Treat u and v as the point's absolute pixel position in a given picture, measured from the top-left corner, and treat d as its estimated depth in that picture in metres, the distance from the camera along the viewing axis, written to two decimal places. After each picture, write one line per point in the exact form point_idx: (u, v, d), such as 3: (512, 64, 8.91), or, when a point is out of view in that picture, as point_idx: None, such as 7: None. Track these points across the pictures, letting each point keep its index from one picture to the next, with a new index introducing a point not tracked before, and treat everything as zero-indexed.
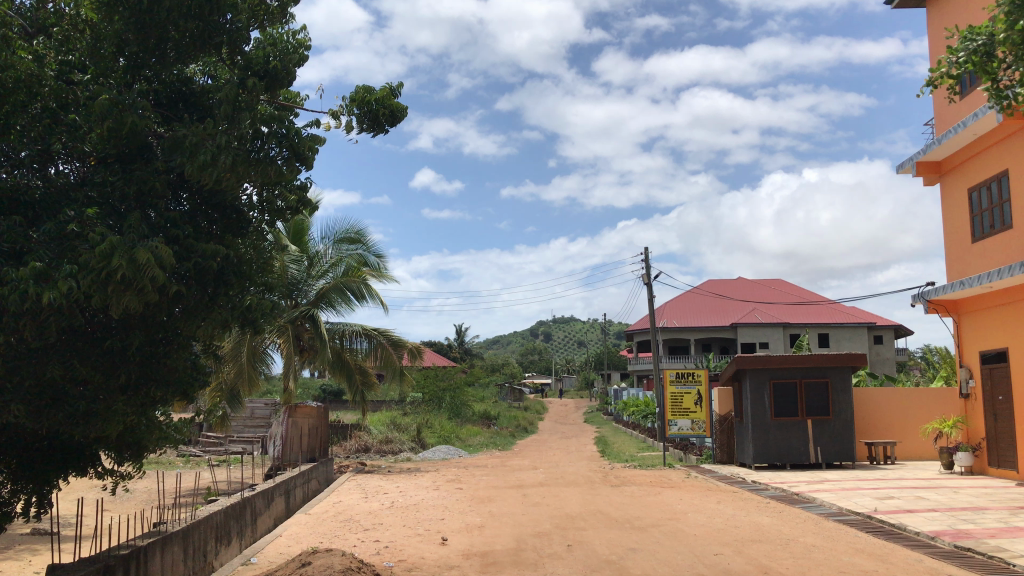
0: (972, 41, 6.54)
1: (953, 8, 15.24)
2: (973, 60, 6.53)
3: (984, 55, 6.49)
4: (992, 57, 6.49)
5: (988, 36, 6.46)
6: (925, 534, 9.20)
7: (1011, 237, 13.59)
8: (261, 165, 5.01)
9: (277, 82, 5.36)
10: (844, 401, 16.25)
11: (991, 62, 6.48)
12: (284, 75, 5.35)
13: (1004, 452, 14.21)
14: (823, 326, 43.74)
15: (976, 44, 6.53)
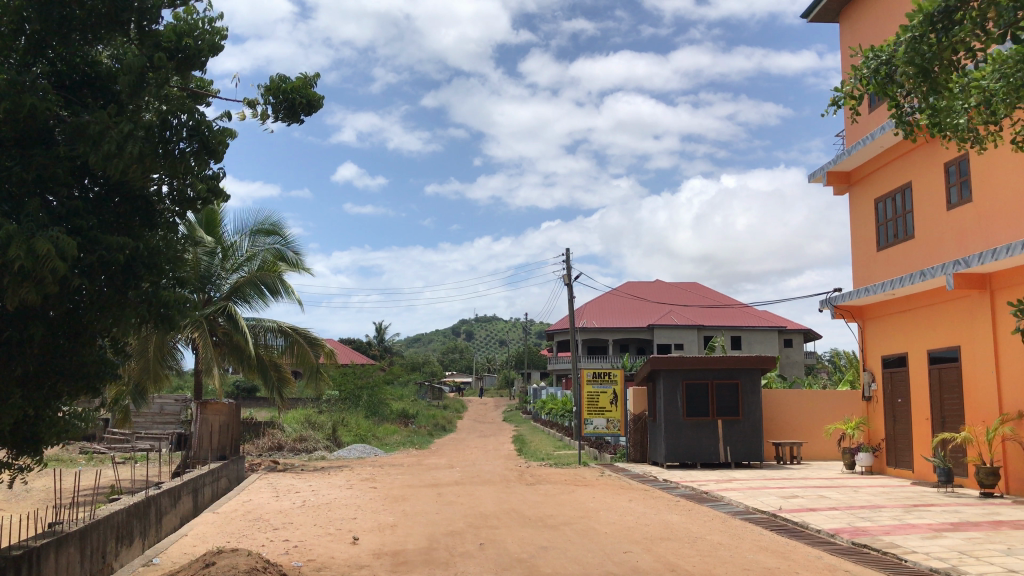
0: (876, 58, 6.09)
1: (864, 25, 15.82)
2: (875, 84, 6.24)
3: (885, 77, 6.04)
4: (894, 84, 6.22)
5: (892, 59, 6.13)
6: (826, 531, 9.52)
7: (913, 247, 14.18)
8: (173, 159, 4.94)
9: (191, 64, 5.33)
10: (753, 402, 16.70)
11: (892, 84, 6.02)
12: (199, 56, 5.29)
13: (902, 453, 14.80)
14: (735, 329, 44.94)
15: (878, 67, 6.05)
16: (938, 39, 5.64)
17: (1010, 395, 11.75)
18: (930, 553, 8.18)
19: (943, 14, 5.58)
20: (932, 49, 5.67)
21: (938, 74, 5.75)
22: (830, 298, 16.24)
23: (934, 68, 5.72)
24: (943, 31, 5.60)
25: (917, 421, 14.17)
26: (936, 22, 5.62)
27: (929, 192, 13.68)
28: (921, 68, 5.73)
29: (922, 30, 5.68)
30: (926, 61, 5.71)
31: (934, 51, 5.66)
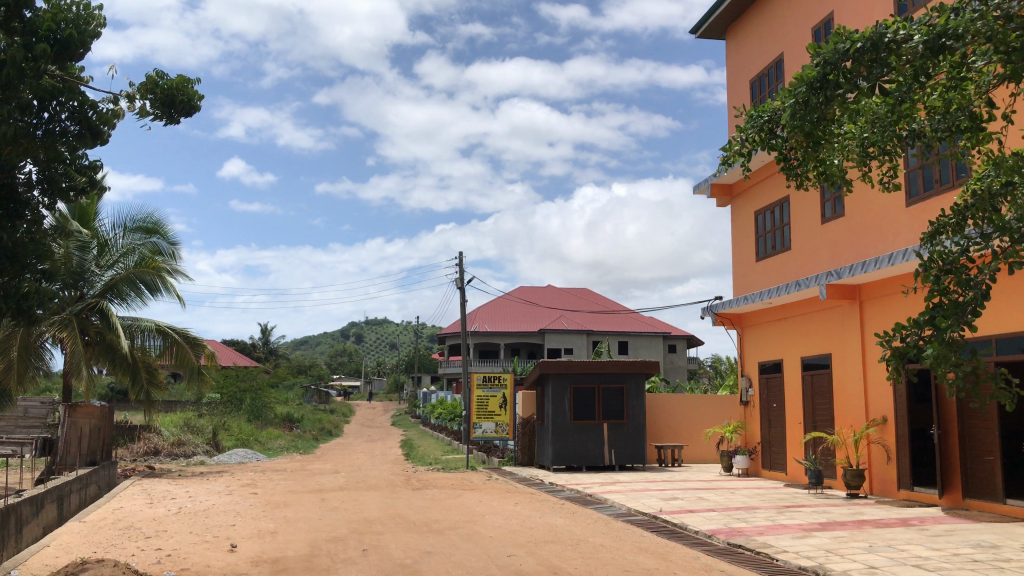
0: (758, 118, 5.35)
1: (750, 46, 16.45)
2: (758, 140, 5.34)
3: (769, 136, 5.31)
4: (776, 136, 5.29)
5: (772, 113, 5.30)
6: (703, 532, 9.80)
7: (790, 258, 14.80)
8: (51, 143, 5.03)
9: (68, 54, 5.17)
10: (637, 406, 17.12)
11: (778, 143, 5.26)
12: (77, 47, 5.16)
13: (776, 456, 15.41)
14: (623, 334, 45.86)
15: (758, 124, 5.35)
16: (819, 102, 4.74)
17: (876, 401, 12.39)
18: (799, 552, 8.54)
19: (821, 77, 4.72)
20: (815, 114, 4.76)
21: (823, 131, 4.90)
22: (712, 305, 16.80)
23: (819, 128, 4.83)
24: (823, 94, 4.70)
25: (791, 425, 14.79)
26: (817, 88, 4.75)
27: (806, 208, 14.30)
28: (806, 131, 4.83)
29: (805, 95, 4.78)
30: (812, 124, 4.80)
31: (819, 109, 4.76)
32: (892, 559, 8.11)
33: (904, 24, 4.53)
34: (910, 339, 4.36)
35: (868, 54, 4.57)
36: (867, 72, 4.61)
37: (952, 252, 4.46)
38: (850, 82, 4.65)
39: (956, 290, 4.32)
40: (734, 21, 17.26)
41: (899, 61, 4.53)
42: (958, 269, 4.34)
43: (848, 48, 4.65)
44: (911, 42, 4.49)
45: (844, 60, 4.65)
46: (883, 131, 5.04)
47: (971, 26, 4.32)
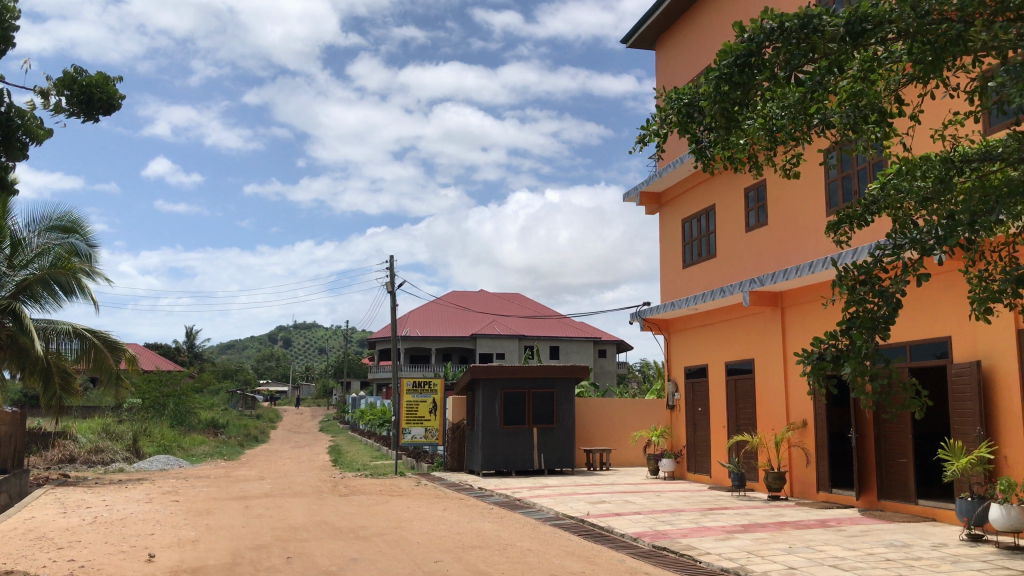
0: (677, 101, 5.28)
1: (677, 60, 16.84)
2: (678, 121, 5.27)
3: (687, 114, 5.23)
4: (694, 116, 5.21)
5: (693, 96, 5.21)
6: (629, 535, 9.93)
7: (715, 265, 15.10)
8: None
9: None
10: (567, 410, 17.26)
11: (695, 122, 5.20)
12: None
13: (701, 460, 15.67)
14: (554, 339, 46.15)
15: (678, 105, 5.27)
16: (742, 80, 4.72)
17: (796, 405, 12.72)
18: (722, 554, 8.72)
19: (745, 56, 4.68)
20: (735, 89, 4.76)
21: (740, 112, 4.92)
22: (640, 311, 17.01)
23: (737, 106, 4.84)
24: (743, 76, 4.70)
25: (716, 428, 15.08)
26: (742, 64, 4.70)
27: (730, 217, 14.62)
28: (724, 108, 4.83)
29: (727, 70, 4.74)
30: (732, 100, 4.80)
31: (741, 90, 4.75)
32: (811, 559, 8.34)
33: (827, 10, 4.51)
34: (826, 355, 4.46)
35: (792, 36, 4.55)
36: (785, 62, 4.60)
37: (867, 261, 4.65)
38: (769, 66, 4.64)
39: (870, 302, 4.50)
40: (663, 32, 17.58)
41: (818, 49, 4.56)
42: (872, 281, 4.54)
43: (777, 28, 4.60)
44: (830, 23, 4.50)
45: (767, 40, 4.63)
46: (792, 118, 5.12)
47: (890, 14, 4.36)
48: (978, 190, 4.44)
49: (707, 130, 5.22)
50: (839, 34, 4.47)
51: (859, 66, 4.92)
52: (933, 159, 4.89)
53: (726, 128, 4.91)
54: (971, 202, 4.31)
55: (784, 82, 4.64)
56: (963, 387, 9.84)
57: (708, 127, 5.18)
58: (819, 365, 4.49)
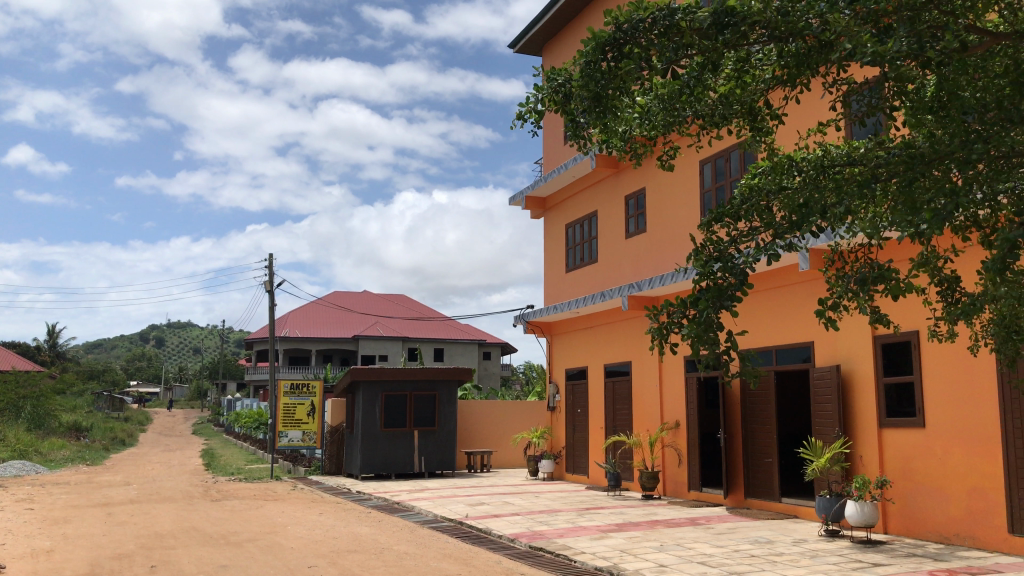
0: (553, 80, 4.96)
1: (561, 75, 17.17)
2: (553, 102, 4.95)
3: (562, 98, 4.94)
4: (569, 101, 4.93)
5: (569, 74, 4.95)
6: (506, 536, 9.99)
7: (596, 269, 15.42)
8: None
9: None
10: (447, 413, 17.23)
11: (570, 107, 4.90)
12: None
13: (579, 460, 15.95)
14: (438, 342, 45.96)
15: (554, 85, 4.96)
16: (613, 67, 4.64)
17: (670, 406, 13.10)
18: (595, 553, 8.89)
19: (613, 44, 4.60)
20: (604, 78, 4.66)
21: (614, 101, 4.73)
22: (524, 313, 17.15)
23: (610, 96, 4.71)
24: (618, 66, 4.61)
25: (594, 430, 15.38)
26: (607, 52, 4.63)
27: (611, 221, 14.97)
28: (595, 97, 4.70)
29: (592, 56, 4.64)
30: (601, 88, 4.68)
31: (612, 79, 4.65)
32: (680, 557, 8.59)
33: (694, 3, 4.50)
34: (670, 319, 4.40)
35: (662, 25, 4.51)
36: (659, 54, 4.53)
37: (723, 241, 4.57)
38: (645, 56, 4.57)
39: (721, 275, 4.44)
40: (551, 38, 17.77)
41: (693, 44, 4.50)
42: (726, 258, 4.47)
43: (646, 19, 4.56)
44: (697, 16, 4.47)
45: (637, 32, 4.57)
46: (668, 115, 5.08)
47: (755, 10, 4.35)
48: (831, 185, 4.66)
49: (583, 116, 4.86)
50: (705, 25, 4.44)
51: (733, 65, 4.95)
52: (796, 169, 5.07)
53: (599, 115, 4.76)
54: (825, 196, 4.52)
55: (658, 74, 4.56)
56: (824, 390, 10.35)
57: (584, 115, 4.86)
58: (662, 327, 4.47)
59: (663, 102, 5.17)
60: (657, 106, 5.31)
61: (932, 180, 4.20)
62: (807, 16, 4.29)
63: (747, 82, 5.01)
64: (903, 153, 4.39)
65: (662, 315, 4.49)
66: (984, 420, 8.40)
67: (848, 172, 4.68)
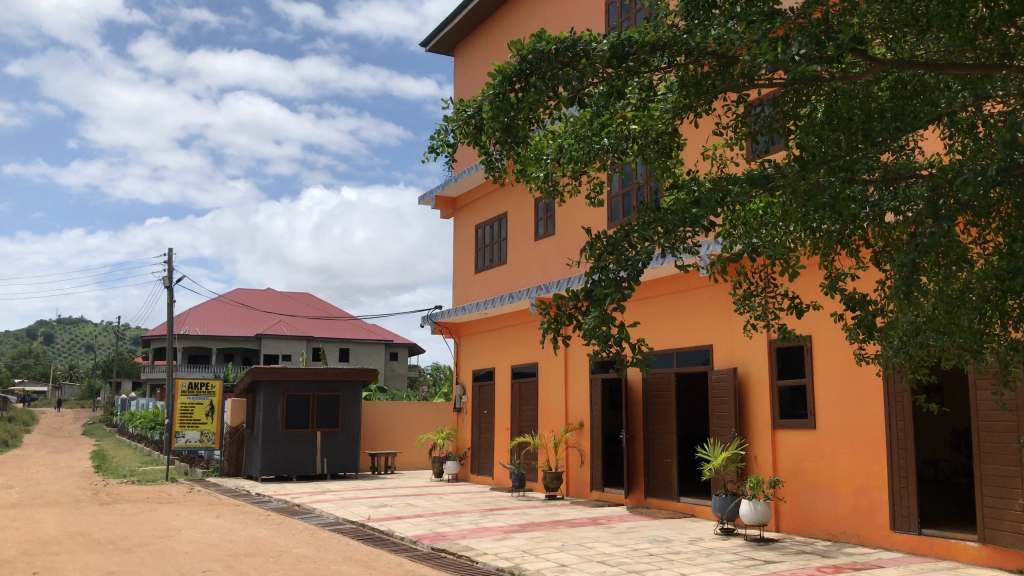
0: (467, 110, 4.93)
1: (472, 76, 17.20)
2: (466, 134, 4.91)
3: (475, 129, 4.89)
4: (481, 133, 4.92)
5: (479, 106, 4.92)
6: (408, 538, 9.92)
7: (504, 271, 15.49)
8: None
9: None
10: (352, 413, 17.01)
11: (484, 137, 4.88)
12: None
13: (484, 462, 15.99)
14: (344, 342, 45.29)
15: (464, 117, 4.93)
16: (518, 99, 4.60)
17: (575, 407, 13.26)
18: (498, 554, 8.91)
19: (520, 75, 4.58)
20: (513, 109, 4.60)
21: (522, 131, 4.69)
22: (431, 314, 17.05)
23: (519, 127, 4.68)
24: (525, 98, 4.55)
25: (499, 431, 15.43)
26: (514, 84, 4.59)
27: (520, 224, 15.07)
28: (505, 129, 4.67)
29: (500, 88, 4.59)
30: (511, 119, 4.63)
31: (520, 112, 4.60)
32: (580, 556, 8.71)
33: (595, 36, 4.51)
34: (562, 309, 4.41)
35: (564, 61, 4.52)
36: (565, 82, 4.56)
37: (617, 236, 4.61)
38: (548, 88, 4.54)
39: (614, 268, 4.48)
40: (463, 38, 17.74)
41: (595, 73, 4.51)
42: (619, 251, 4.55)
43: (548, 49, 4.56)
44: (597, 50, 4.48)
45: (542, 63, 4.55)
46: (583, 143, 5.16)
47: (662, 38, 4.44)
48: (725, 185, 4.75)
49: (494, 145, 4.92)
50: (605, 58, 4.43)
51: (638, 93, 4.86)
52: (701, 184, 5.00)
53: (508, 144, 4.73)
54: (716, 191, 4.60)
55: (565, 105, 4.59)
56: (721, 392, 10.66)
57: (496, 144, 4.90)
58: (556, 319, 4.45)
59: (572, 136, 5.25)
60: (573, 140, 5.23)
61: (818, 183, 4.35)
62: (703, 42, 4.36)
63: (649, 119, 4.94)
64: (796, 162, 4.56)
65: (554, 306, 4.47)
66: (871, 422, 8.78)
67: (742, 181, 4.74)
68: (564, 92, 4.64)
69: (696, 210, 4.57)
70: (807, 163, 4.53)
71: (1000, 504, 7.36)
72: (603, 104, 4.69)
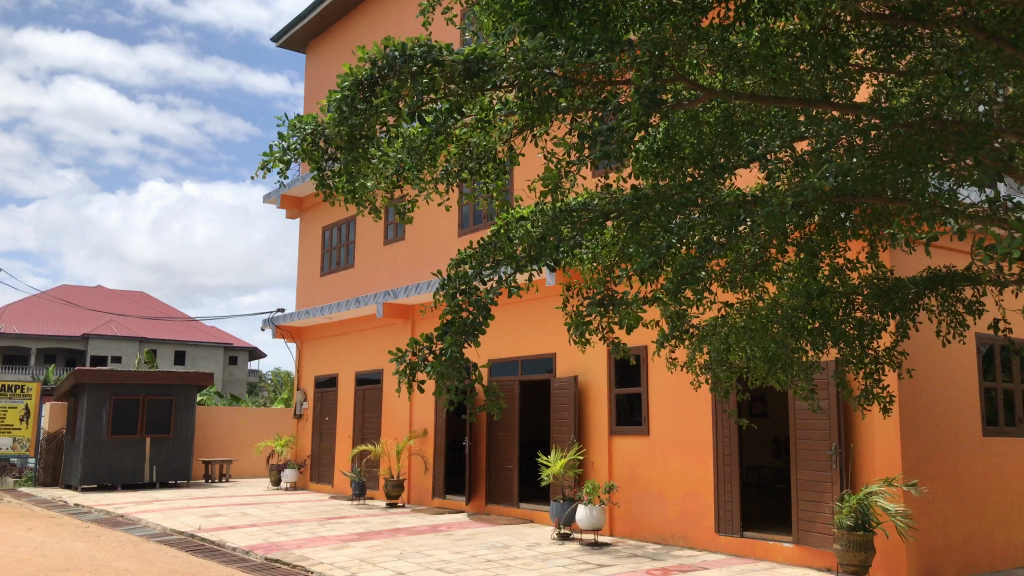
0: (301, 128, 4.61)
1: (324, 77, 16.89)
2: (302, 150, 4.59)
3: (313, 142, 4.60)
4: (321, 148, 4.62)
5: (318, 123, 4.60)
6: (241, 548, 9.57)
7: (350, 275, 15.27)
8: None
9: None
10: (185, 419, 16.27)
11: (320, 152, 4.60)
12: None
13: (324, 469, 15.67)
14: (180, 343, 43.20)
15: (303, 133, 4.61)
16: (363, 108, 4.36)
17: (418, 414, 13.21)
18: (335, 563, 8.75)
19: (368, 82, 4.38)
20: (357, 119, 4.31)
21: (364, 142, 4.41)
22: (273, 316, 16.53)
23: (362, 138, 4.43)
24: (368, 102, 4.36)
25: (341, 438, 15.18)
26: (363, 89, 4.39)
27: (368, 230, 14.89)
28: (350, 140, 4.39)
29: (350, 92, 4.37)
30: (355, 127, 4.35)
31: (366, 117, 4.36)
32: (419, 564, 8.67)
33: (446, 46, 4.40)
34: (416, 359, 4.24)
35: (411, 72, 4.34)
36: (408, 93, 4.36)
37: (467, 275, 4.52)
38: (394, 99, 4.36)
39: (465, 312, 4.37)
40: (315, 36, 17.40)
41: (441, 85, 4.38)
42: (472, 290, 4.44)
43: (402, 56, 4.36)
44: (447, 60, 4.36)
45: (391, 72, 4.36)
46: (418, 160, 4.95)
47: (504, 59, 4.35)
48: (571, 218, 4.79)
49: (332, 160, 4.62)
50: (455, 73, 4.33)
51: (475, 113, 4.88)
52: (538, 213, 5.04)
53: (351, 158, 4.44)
54: (555, 228, 4.68)
55: (405, 116, 4.37)
56: (562, 399, 10.90)
57: (334, 158, 4.62)
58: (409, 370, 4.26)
59: (406, 151, 5.00)
60: (409, 156, 4.97)
61: (656, 221, 4.61)
62: (551, 65, 4.36)
63: (490, 136, 4.96)
64: (631, 196, 4.69)
65: (407, 357, 4.31)
66: (701, 431, 9.18)
67: (582, 213, 4.82)
68: (404, 105, 4.47)
69: (545, 242, 4.60)
70: (639, 200, 4.69)
71: (813, 507, 7.88)
72: (444, 121, 4.63)
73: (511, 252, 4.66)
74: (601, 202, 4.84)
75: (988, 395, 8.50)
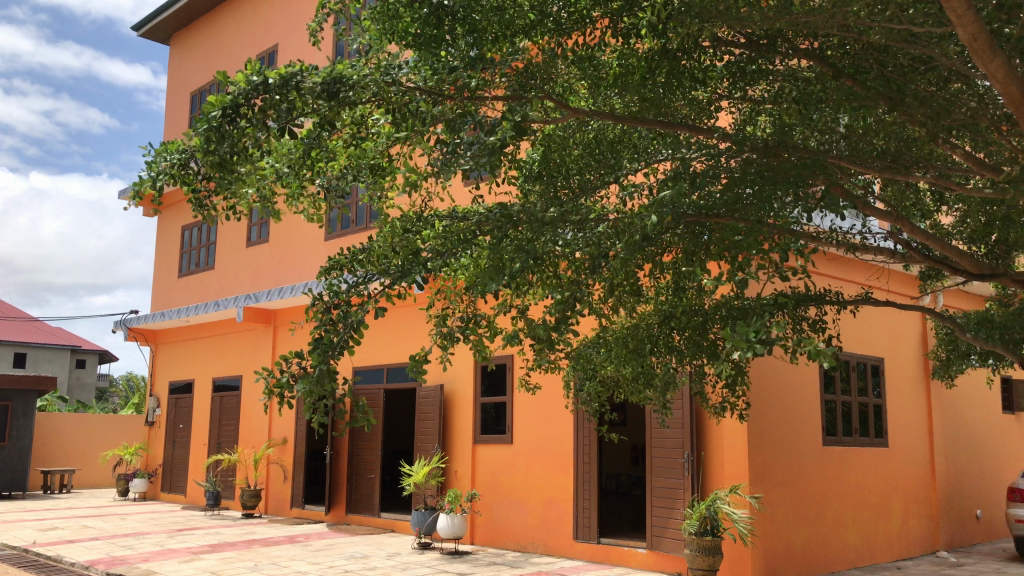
0: (168, 156, 4.30)
1: (189, 71, 16.22)
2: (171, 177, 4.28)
3: (183, 169, 4.31)
4: (191, 171, 4.33)
5: (185, 150, 4.31)
6: (80, 563, 9.01)
7: (211, 277, 14.71)
8: None
9: None
10: (22, 426, 15.24)
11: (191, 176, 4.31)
12: None
13: (176, 479, 15.03)
14: (20, 346, 40.37)
15: (169, 161, 4.31)
16: (232, 134, 4.10)
17: (278, 423, 12.85)
18: None
19: (232, 108, 4.09)
20: (226, 143, 4.08)
21: (233, 165, 4.16)
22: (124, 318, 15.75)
23: (233, 163, 4.18)
24: (234, 127, 4.09)
25: (196, 445, 14.59)
26: (230, 118, 4.10)
27: (230, 232, 14.42)
28: (217, 164, 4.12)
29: (216, 122, 4.06)
30: (225, 152, 4.09)
31: (231, 143, 4.09)
32: None
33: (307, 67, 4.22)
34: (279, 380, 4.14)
35: (276, 93, 4.15)
36: (274, 115, 4.15)
37: (339, 285, 4.44)
38: (261, 120, 4.13)
39: (326, 329, 4.26)
40: (180, 28, 16.75)
41: (307, 106, 4.24)
42: (343, 311, 4.33)
43: (264, 84, 4.13)
44: (307, 82, 4.20)
45: (256, 94, 4.13)
46: (295, 173, 4.76)
47: (366, 78, 4.27)
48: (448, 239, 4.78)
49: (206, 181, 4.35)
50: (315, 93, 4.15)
51: (348, 133, 4.74)
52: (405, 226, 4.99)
53: (220, 181, 4.20)
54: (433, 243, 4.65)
55: (276, 134, 4.13)
56: (427, 408, 10.89)
57: (205, 179, 4.35)
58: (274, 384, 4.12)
59: (284, 164, 4.78)
60: (287, 170, 4.77)
61: (518, 238, 4.59)
62: (417, 90, 4.40)
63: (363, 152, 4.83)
64: (504, 213, 4.73)
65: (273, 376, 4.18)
66: (561, 442, 9.35)
67: (456, 230, 4.80)
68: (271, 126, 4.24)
69: (413, 260, 4.57)
70: (510, 218, 4.73)
71: (666, 514, 8.16)
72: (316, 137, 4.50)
73: (382, 266, 4.59)
74: (476, 221, 4.84)
75: (828, 407, 9.01)
